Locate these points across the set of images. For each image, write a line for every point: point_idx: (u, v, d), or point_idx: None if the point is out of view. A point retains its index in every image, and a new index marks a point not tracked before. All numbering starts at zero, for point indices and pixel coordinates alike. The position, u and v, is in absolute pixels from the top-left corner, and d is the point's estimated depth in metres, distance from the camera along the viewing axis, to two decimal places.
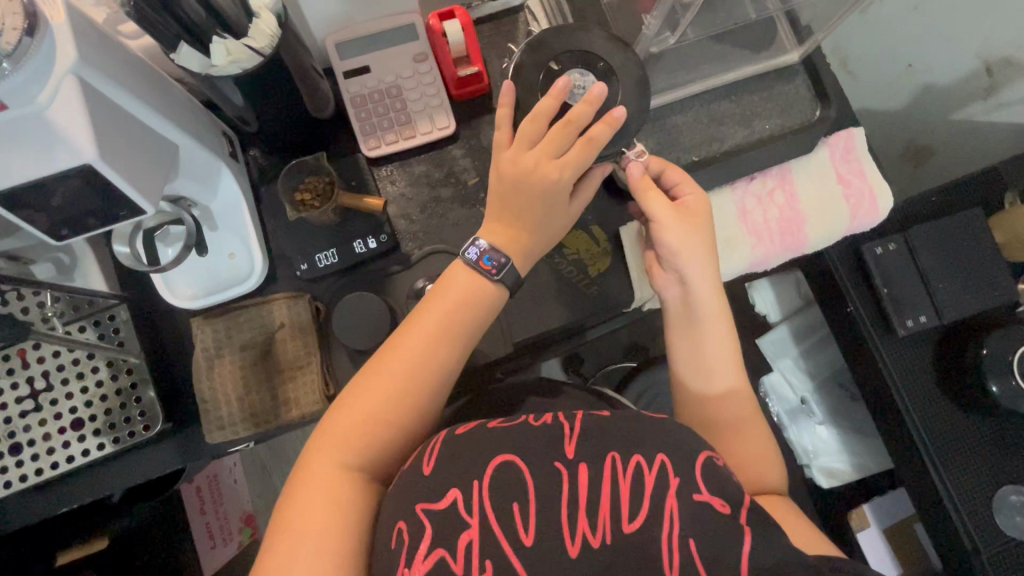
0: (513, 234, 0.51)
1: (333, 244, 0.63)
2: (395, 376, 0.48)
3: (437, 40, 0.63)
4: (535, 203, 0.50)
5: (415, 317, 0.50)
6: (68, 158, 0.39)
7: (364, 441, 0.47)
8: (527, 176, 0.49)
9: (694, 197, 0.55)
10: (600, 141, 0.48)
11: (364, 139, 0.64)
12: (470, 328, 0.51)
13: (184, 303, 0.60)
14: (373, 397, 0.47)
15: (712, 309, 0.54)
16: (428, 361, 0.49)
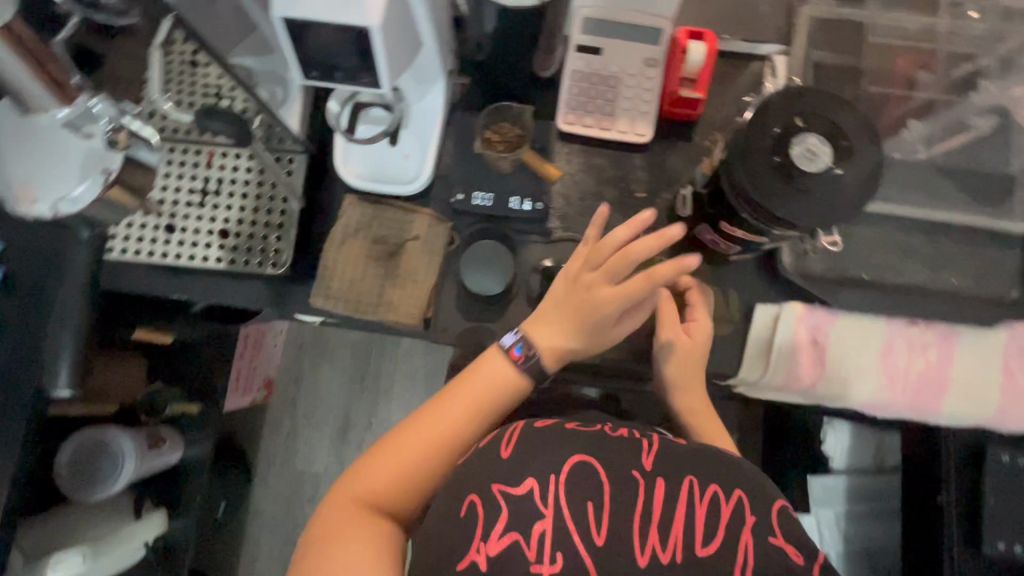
0: (562, 329, 0.54)
1: (494, 190, 0.65)
2: (443, 422, 0.52)
3: (675, 55, 0.63)
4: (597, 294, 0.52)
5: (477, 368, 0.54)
6: (355, 16, 0.42)
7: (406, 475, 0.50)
8: (594, 301, 0.52)
9: (699, 324, 0.59)
10: (659, 278, 0.51)
11: (564, 112, 0.66)
12: (527, 376, 0.54)
13: (348, 176, 0.63)
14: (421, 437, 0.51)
15: (693, 394, 0.59)
16: (478, 409, 0.53)
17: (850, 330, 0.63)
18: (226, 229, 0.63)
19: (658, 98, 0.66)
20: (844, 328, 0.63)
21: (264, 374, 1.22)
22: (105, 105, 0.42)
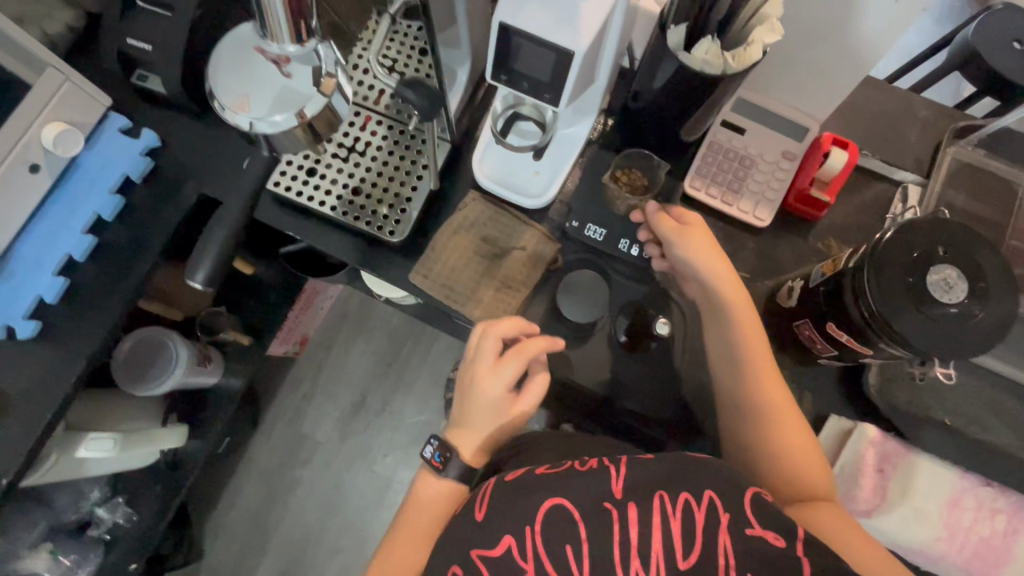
0: (465, 432, 0.56)
1: (607, 225, 0.66)
2: (432, 493, 0.55)
3: (814, 156, 0.65)
4: (478, 422, 0.55)
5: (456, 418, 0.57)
6: (565, 39, 0.46)
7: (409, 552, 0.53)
8: (473, 400, 0.54)
9: (691, 222, 0.59)
10: (529, 350, 0.54)
11: (693, 177, 0.68)
12: (478, 436, 0.55)
13: (479, 173, 0.67)
14: (421, 510, 0.55)
15: (755, 370, 0.56)
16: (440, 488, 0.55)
17: (918, 470, 0.61)
18: (359, 187, 0.67)
19: (787, 190, 0.68)
20: (915, 468, 0.61)
21: (304, 332, 1.25)
22: (328, 53, 0.48)
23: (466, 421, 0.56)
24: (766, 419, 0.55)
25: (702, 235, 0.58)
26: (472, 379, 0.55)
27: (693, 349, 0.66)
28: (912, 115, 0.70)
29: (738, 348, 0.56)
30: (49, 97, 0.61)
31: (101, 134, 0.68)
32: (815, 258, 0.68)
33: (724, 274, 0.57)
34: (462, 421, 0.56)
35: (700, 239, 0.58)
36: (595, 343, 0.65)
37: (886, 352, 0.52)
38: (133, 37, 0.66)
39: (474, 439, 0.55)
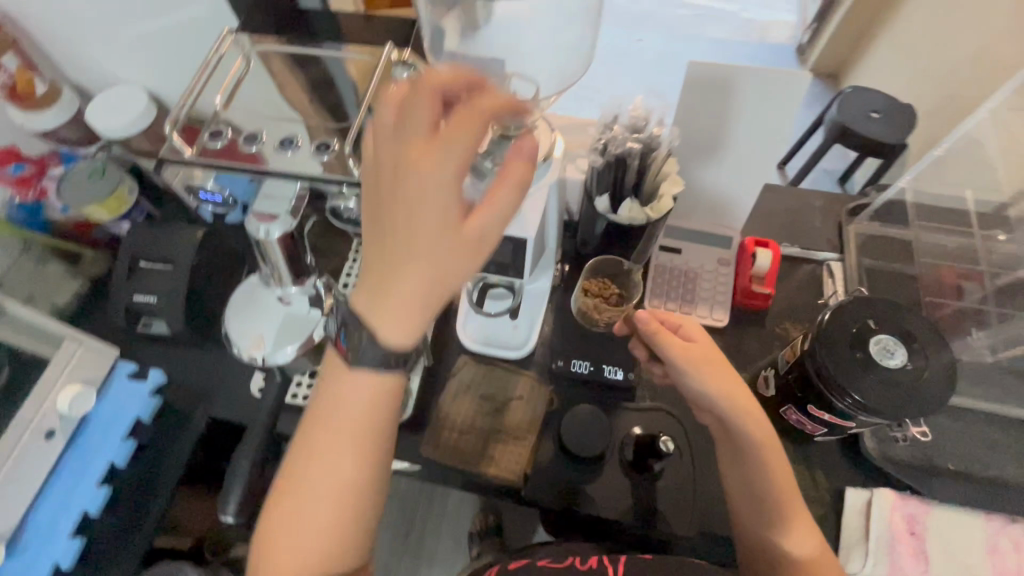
0: (382, 300, 0.40)
1: (590, 358, 0.72)
2: (345, 421, 0.45)
3: (745, 259, 0.76)
4: (410, 284, 0.39)
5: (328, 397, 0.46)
6: (516, 229, 0.57)
7: (302, 503, 0.45)
8: (397, 189, 0.38)
9: (697, 340, 0.58)
10: (455, 135, 0.37)
11: (651, 297, 0.77)
12: (398, 290, 0.40)
13: (465, 339, 0.74)
14: (313, 464, 0.45)
15: (785, 512, 0.54)
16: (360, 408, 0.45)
17: (947, 523, 0.63)
18: None
19: (733, 291, 0.77)
20: (942, 522, 0.63)
21: None
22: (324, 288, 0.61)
23: (382, 293, 0.40)
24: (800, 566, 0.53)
25: (708, 368, 0.56)
26: (394, 203, 0.38)
27: (699, 457, 0.70)
28: (811, 206, 0.83)
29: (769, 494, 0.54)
30: (63, 366, 0.66)
31: (111, 384, 0.72)
32: (778, 342, 0.76)
33: (749, 419, 0.55)
34: (377, 241, 0.40)
35: (713, 374, 0.56)
36: (610, 471, 0.67)
37: (867, 420, 0.57)
38: (139, 292, 0.74)
39: (397, 325, 0.41)
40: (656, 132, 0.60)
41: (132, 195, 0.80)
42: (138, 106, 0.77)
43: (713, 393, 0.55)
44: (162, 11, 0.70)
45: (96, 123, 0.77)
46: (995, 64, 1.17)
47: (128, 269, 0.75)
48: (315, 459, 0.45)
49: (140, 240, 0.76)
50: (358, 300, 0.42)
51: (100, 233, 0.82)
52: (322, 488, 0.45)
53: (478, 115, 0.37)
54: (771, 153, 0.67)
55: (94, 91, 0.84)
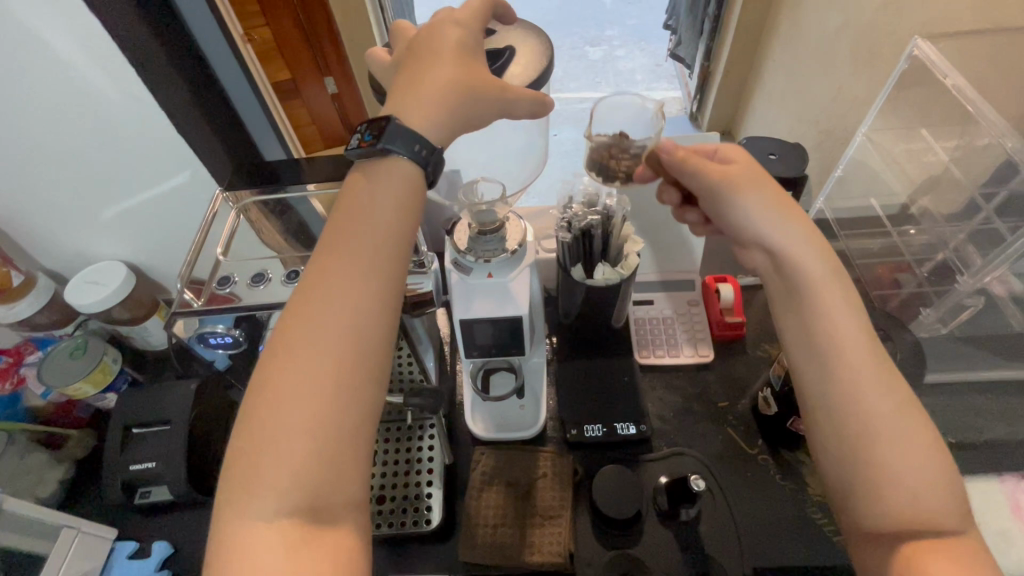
0: (399, 111, 0.49)
1: (600, 420, 0.75)
2: (348, 273, 0.44)
3: (710, 296, 0.83)
4: (442, 93, 0.49)
5: (347, 221, 0.46)
6: (511, 311, 0.62)
7: (297, 368, 0.41)
8: (429, 42, 0.51)
9: (730, 151, 0.55)
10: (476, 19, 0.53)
11: (639, 349, 0.82)
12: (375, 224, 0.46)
13: (477, 429, 0.75)
14: (314, 318, 0.42)
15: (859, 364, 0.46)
16: (354, 273, 0.44)
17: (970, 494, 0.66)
18: (382, 493, 0.71)
19: (709, 327, 0.83)
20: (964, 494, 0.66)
21: None
22: None
23: (375, 176, 0.48)
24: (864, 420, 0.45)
25: (755, 192, 0.51)
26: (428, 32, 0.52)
27: (731, 492, 0.70)
28: None
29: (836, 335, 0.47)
30: (60, 563, 0.63)
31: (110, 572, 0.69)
32: (763, 363, 0.81)
33: (822, 260, 0.49)
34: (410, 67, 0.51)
35: (759, 194, 0.51)
36: (651, 526, 0.68)
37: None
38: (136, 461, 0.71)
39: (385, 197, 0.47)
40: (608, 203, 0.69)
41: (116, 363, 0.80)
42: (118, 277, 0.80)
43: (784, 228, 0.50)
44: (140, 188, 0.76)
45: (73, 301, 0.77)
46: (852, 99, 1.41)
47: (121, 440, 0.72)
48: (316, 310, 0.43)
49: (127, 406, 0.74)
50: (354, 186, 0.48)
51: (82, 411, 0.80)
52: (319, 359, 0.41)
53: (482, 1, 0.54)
54: None
55: (67, 273, 0.86)
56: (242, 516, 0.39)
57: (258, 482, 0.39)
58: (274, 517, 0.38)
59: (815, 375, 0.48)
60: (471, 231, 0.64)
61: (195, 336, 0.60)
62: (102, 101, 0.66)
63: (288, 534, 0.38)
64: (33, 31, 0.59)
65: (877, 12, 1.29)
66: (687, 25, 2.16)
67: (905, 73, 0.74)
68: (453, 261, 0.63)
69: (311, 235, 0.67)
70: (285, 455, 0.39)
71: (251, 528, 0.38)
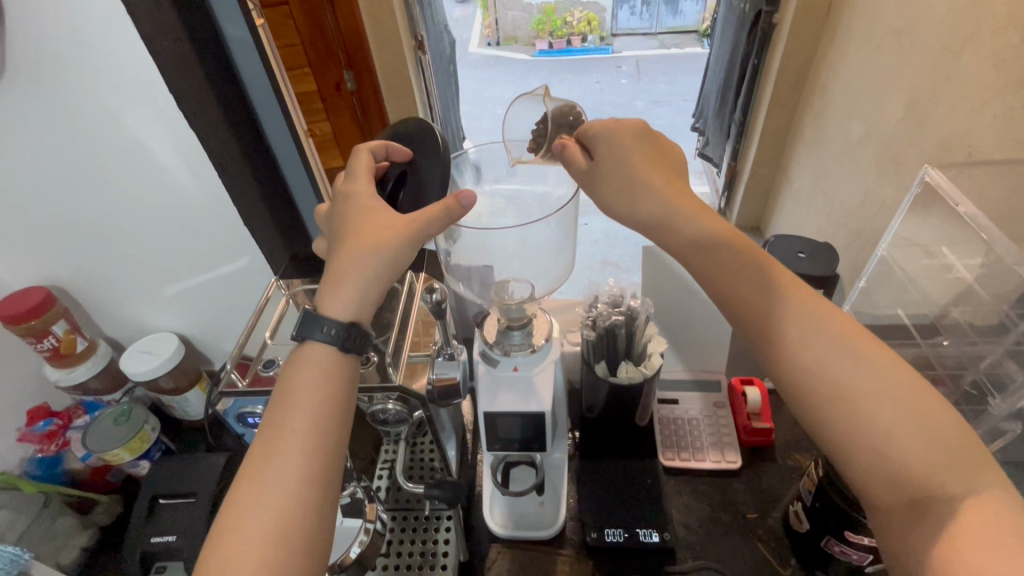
0: (331, 287, 0.49)
1: (622, 524, 0.72)
2: (287, 449, 0.44)
3: (737, 398, 0.82)
4: (352, 271, 0.49)
5: (273, 404, 0.46)
6: (535, 405, 0.63)
7: (228, 559, 0.41)
8: (351, 210, 0.53)
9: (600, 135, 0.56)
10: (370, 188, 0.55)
11: (664, 450, 0.80)
12: (313, 397, 0.46)
13: (495, 525, 0.73)
14: (246, 502, 0.42)
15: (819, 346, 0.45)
16: (290, 449, 0.44)
17: None
18: None
19: (736, 432, 0.81)
20: None
21: None
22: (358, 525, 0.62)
23: (297, 360, 0.48)
24: (851, 398, 0.43)
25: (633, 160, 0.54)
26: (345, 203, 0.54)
27: None
28: None
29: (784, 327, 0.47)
30: None
31: None
32: (794, 473, 0.78)
33: (736, 246, 0.50)
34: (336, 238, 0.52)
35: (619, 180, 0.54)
36: None
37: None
38: (157, 534, 0.72)
39: (307, 378, 0.47)
40: (633, 304, 0.71)
41: (154, 431, 0.83)
42: (170, 348, 0.86)
43: (644, 202, 0.53)
44: (202, 269, 0.84)
45: (126, 368, 0.83)
46: (878, 205, 1.44)
47: (147, 509, 0.74)
48: (242, 502, 0.43)
49: (161, 476, 0.77)
50: (287, 367, 0.48)
51: (115, 476, 0.83)
52: (249, 549, 0.41)
53: (362, 160, 0.56)
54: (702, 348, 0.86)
55: (126, 341, 0.93)
56: None
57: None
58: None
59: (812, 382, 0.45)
60: (500, 325, 0.68)
61: (234, 414, 0.63)
62: (184, 195, 0.75)
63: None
64: (138, 139, 0.69)
65: (896, 128, 1.36)
66: (713, 129, 2.29)
67: (920, 195, 0.80)
68: (481, 352, 0.67)
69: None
70: None
71: None
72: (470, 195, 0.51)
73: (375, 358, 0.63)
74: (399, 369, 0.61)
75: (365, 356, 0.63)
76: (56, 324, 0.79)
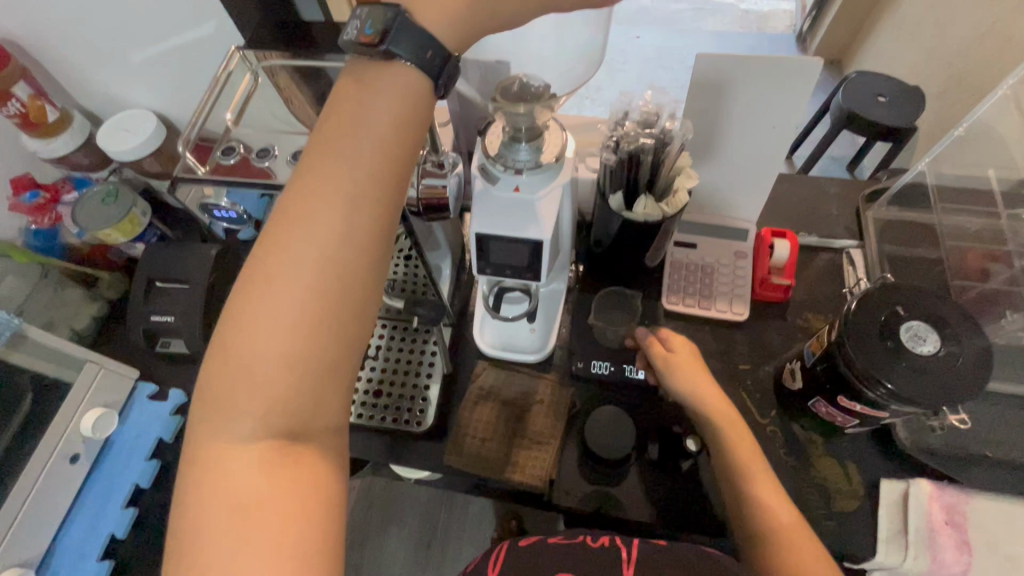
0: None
1: (610, 358, 0.72)
2: (355, 177, 0.33)
3: (763, 249, 0.76)
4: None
5: (336, 118, 0.34)
6: (533, 233, 0.56)
7: (271, 291, 0.32)
8: None
9: (683, 351, 0.64)
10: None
11: (669, 293, 0.76)
12: (386, 125, 0.34)
13: (483, 344, 0.73)
14: (296, 227, 0.32)
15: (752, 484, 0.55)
16: (353, 182, 0.33)
17: (989, 513, 0.61)
18: (379, 388, 0.72)
19: (752, 282, 0.76)
20: (979, 512, 0.61)
21: None
22: None
23: (368, 81, 0.34)
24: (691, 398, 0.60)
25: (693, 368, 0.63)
26: None
27: None
28: (826, 194, 0.82)
29: (729, 459, 0.57)
30: (87, 387, 0.67)
31: (132, 406, 0.73)
32: (801, 333, 0.74)
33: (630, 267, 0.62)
34: None
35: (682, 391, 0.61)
36: (637, 472, 0.66)
37: (901, 411, 0.56)
38: (156, 313, 0.74)
39: (380, 106, 0.34)
40: (668, 127, 0.59)
41: (145, 215, 0.80)
42: (147, 128, 0.78)
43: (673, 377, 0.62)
44: (169, 35, 0.71)
45: (103, 145, 0.77)
46: (1002, 42, 1.16)
47: (144, 290, 0.75)
48: (286, 240, 0.32)
49: (154, 259, 0.76)
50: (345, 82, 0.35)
51: (116, 255, 0.83)
52: (297, 283, 0.32)
53: None
54: (729, 191, 0.75)
55: (106, 117, 0.86)
56: (215, 439, 0.32)
57: (222, 430, 0.32)
58: (253, 438, 0.32)
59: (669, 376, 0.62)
60: (504, 136, 0.57)
61: (199, 203, 0.57)
62: None
63: (264, 458, 0.32)
64: None
65: None
66: None
67: None
68: (480, 167, 0.57)
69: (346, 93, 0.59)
70: (263, 379, 0.31)
71: (224, 456, 0.32)
72: (618, 5, 0.40)
73: None
74: None
75: None
76: (16, 86, 0.70)
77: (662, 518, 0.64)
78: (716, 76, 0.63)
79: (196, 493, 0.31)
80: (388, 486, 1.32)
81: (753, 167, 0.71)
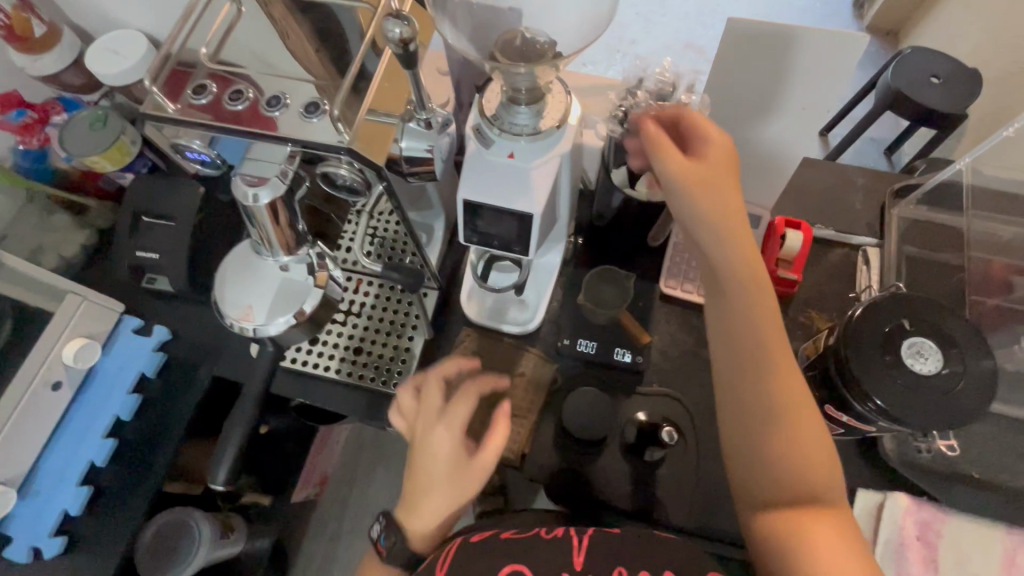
0: (424, 484, 0.54)
1: (597, 338, 0.70)
2: (468, 474, 0.53)
3: (773, 240, 0.70)
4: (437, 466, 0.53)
5: (427, 447, 0.54)
6: (523, 206, 0.52)
7: (428, 501, 0.53)
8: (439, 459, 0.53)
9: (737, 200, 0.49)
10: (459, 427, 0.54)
11: (667, 276, 0.73)
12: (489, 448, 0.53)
13: (470, 311, 0.71)
14: (428, 482, 0.53)
15: (789, 453, 0.47)
16: (461, 487, 0.53)
17: (962, 533, 0.60)
18: (359, 346, 0.70)
19: None
20: (952, 531, 0.60)
21: (322, 472, 1.23)
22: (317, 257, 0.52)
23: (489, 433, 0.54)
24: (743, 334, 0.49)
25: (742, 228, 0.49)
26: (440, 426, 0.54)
27: (706, 443, 0.67)
28: (851, 184, 0.76)
29: (782, 455, 0.47)
30: (69, 318, 0.67)
31: (116, 339, 0.73)
32: (801, 332, 0.70)
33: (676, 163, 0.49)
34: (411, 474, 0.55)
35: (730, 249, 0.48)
36: (610, 455, 0.65)
37: (889, 427, 0.53)
38: (142, 249, 0.73)
39: (487, 465, 0.53)
40: (684, 101, 0.54)
41: (135, 145, 0.77)
42: (136, 51, 0.74)
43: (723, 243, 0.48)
44: None
45: (90, 66, 0.73)
46: None
47: (130, 223, 0.73)
48: (426, 472, 0.53)
49: (141, 192, 0.74)
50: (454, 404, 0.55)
51: (106, 184, 0.81)
52: (443, 507, 0.53)
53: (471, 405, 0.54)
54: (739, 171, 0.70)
55: (97, 35, 0.81)
56: (412, 525, 0.54)
57: (419, 505, 0.54)
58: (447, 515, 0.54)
59: (716, 242, 0.49)
60: (503, 96, 0.52)
61: (169, 145, 0.50)
62: None
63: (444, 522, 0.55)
64: None
65: None
66: None
67: None
68: (474, 127, 0.53)
69: (336, 29, 0.54)
70: (433, 518, 0.54)
71: (421, 525, 0.54)
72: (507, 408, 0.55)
73: (329, 108, 0.45)
74: (354, 125, 0.45)
75: (314, 103, 0.45)
76: None
77: (631, 503, 0.64)
78: (782, 30, 0.56)
79: (417, 519, 0.54)
80: (378, 432, 1.35)
81: (774, 149, 0.66)
